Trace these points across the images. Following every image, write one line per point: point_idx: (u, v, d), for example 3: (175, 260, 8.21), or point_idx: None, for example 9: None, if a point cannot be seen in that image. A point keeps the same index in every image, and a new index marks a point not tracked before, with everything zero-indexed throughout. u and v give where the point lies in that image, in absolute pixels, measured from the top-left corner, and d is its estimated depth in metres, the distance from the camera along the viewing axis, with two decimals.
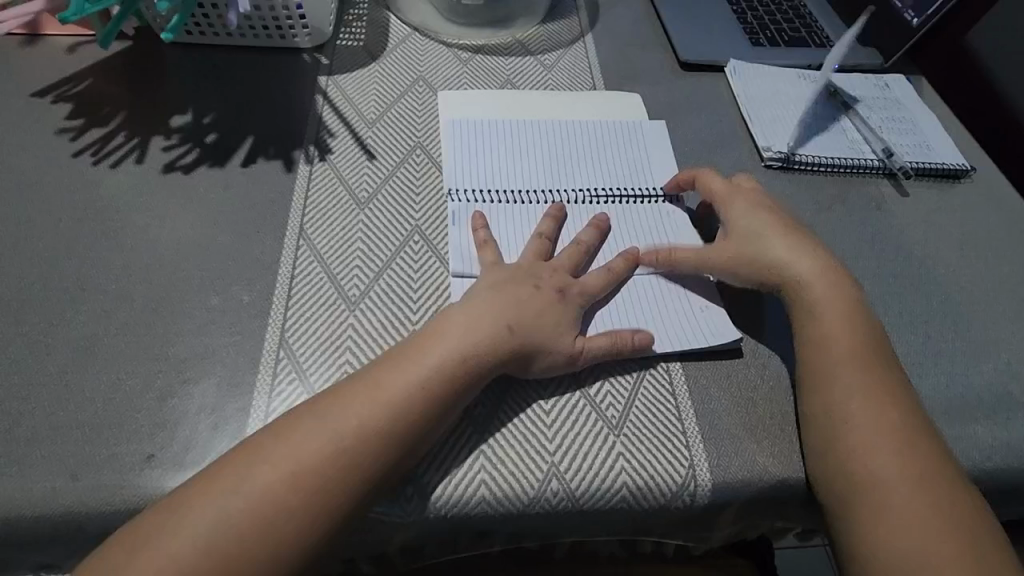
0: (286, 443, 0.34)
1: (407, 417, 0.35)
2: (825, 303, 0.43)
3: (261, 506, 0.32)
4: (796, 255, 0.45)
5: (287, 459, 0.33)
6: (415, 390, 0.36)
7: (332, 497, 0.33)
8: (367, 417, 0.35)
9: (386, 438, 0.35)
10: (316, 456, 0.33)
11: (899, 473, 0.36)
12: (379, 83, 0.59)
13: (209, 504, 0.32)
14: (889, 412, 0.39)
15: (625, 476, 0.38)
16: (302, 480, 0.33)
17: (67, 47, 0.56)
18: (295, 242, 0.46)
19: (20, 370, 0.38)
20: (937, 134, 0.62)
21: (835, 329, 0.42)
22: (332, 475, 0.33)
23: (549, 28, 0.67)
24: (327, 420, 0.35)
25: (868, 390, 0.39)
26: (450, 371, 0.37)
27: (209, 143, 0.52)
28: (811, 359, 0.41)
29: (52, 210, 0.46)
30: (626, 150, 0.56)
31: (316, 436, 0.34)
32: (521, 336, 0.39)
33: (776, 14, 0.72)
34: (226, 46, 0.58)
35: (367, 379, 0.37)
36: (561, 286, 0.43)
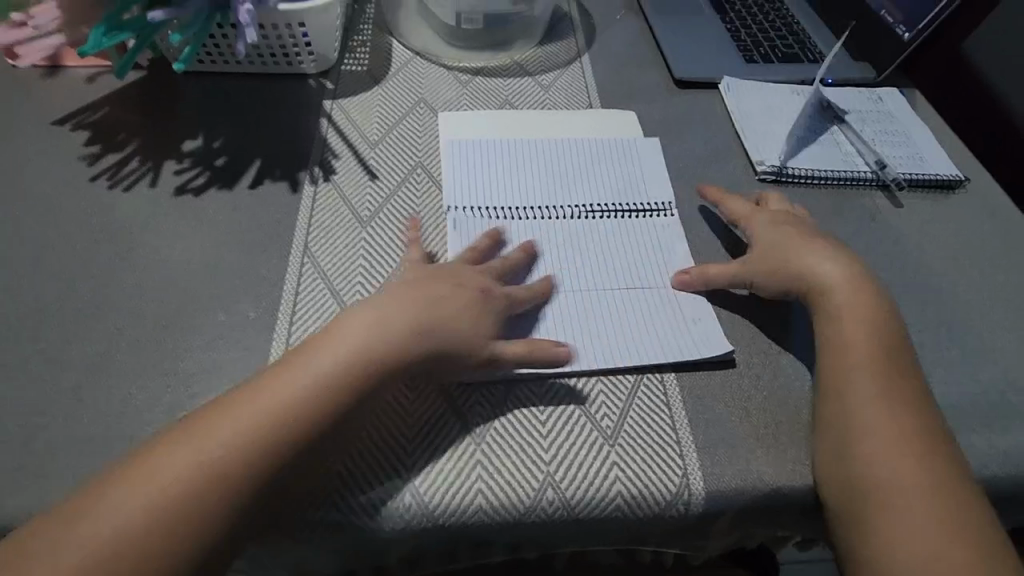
0: (199, 438, 0.34)
1: (310, 412, 0.35)
2: (850, 311, 0.43)
3: (177, 499, 0.32)
4: (822, 264, 0.46)
5: (202, 454, 0.34)
6: (323, 382, 0.36)
7: (249, 486, 0.33)
8: (276, 410, 0.35)
9: (298, 429, 0.35)
10: (228, 448, 0.34)
11: (901, 475, 0.37)
12: (382, 105, 0.61)
13: (122, 500, 0.32)
14: (897, 415, 0.39)
15: (619, 484, 0.39)
16: (213, 474, 0.33)
17: (86, 78, 0.59)
18: (300, 260, 0.48)
19: (39, 385, 0.40)
20: (931, 146, 0.63)
21: (854, 334, 0.42)
22: (245, 466, 0.34)
23: (547, 49, 0.70)
24: (233, 417, 0.35)
25: (880, 393, 0.40)
26: (353, 366, 0.37)
27: (219, 166, 0.54)
28: (828, 362, 0.42)
29: (69, 232, 0.48)
30: (622, 166, 0.57)
31: (225, 430, 0.34)
32: (428, 331, 0.39)
33: (770, 31, 0.74)
34: (235, 74, 0.61)
35: (277, 374, 0.37)
36: (483, 286, 0.43)
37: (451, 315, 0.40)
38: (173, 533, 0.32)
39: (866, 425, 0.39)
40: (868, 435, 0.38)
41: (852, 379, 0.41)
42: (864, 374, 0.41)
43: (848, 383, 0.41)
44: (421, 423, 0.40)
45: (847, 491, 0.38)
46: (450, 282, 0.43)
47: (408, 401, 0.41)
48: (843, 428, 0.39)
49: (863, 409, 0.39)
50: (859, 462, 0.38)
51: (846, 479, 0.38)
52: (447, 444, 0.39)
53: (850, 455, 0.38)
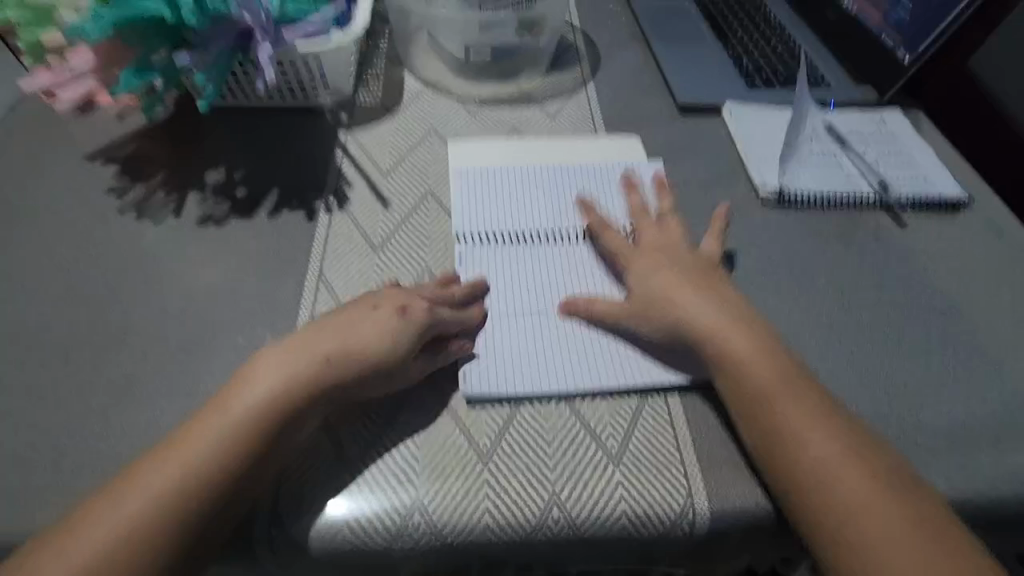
0: (156, 460, 0.36)
1: (228, 452, 0.36)
2: (717, 334, 0.43)
3: (142, 517, 0.34)
4: None
5: (161, 474, 0.35)
6: (265, 402, 0.38)
7: (204, 502, 0.35)
8: (223, 431, 0.37)
9: (246, 444, 0.37)
10: (183, 469, 0.36)
11: (859, 497, 0.36)
12: (394, 136, 0.64)
13: (72, 551, 0.33)
14: (838, 438, 0.39)
15: (624, 504, 0.39)
16: (171, 493, 0.35)
17: (115, 115, 0.63)
18: (316, 286, 0.50)
19: (69, 408, 0.42)
20: (934, 167, 0.64)
21: (754, 359, 0.42)
22: (198, 485, 0.35)
23: (553, 78, 0.72)
24: (163, 464, 0.36)
25: (810, 417, 0.39)
26: (270, 405, 0.38)
27: (239, 196, 0.57)
28: (738, 392, 0.41)
29: (99, 261, 0.51)
30: (625, 190, 0.59)
31: (179, 451, 0.36)
32: (339, 363, 0.40)
33: (772, 57, 0.75)
34: (256, 108, 0.64)
35: (225, 397, 0.38)
36: (401, 306, 0.44)
37: (373, 334, 0.42)
38: (141, 548, 0.34)
39: (815, 453, 0.38)
40: (814, 462, 0.38)
41: (779, 408, 0.40)
42: (783, 399, 0.40)
43: (780, 412, 0.40)
44: (429, 444, 0.41)
45: (811, 522, 0.37)
46: (367, 307, 0.44)
47: (418, 423, 0.42)
48: (786, 457, 0.38)
49: (804, 436, 0.39)
50: (816, 491, 0.37)
51: (809, 509, 0.37)
52: (454, 464, 0.41)
53: (803, 486, 0.37)
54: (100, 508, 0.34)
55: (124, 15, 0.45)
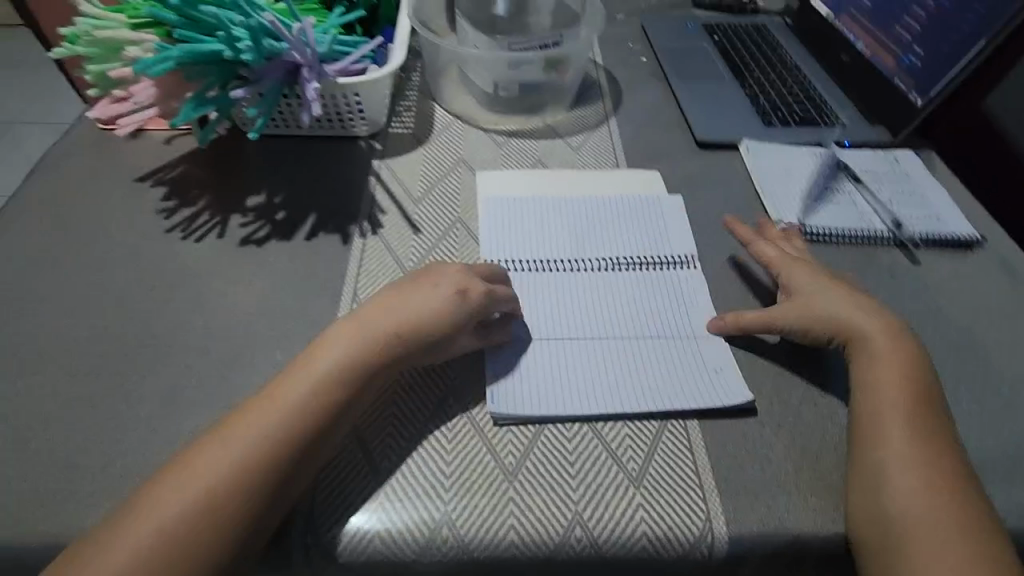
0: (209, 450, 0.38)
1: (304, 420, 0.40)
2: (888, 358, 0.46)
3: (200, 502, 0.36)
4: (859, 315, 0.49)
5: (216, 463, 0.37)
6: (319, 385, 0.41)
7: (264, 483, 0.37)
8: (280, 414, 0.40)
9: (302, 425, 0.39)
10: (240, 454, 0.38)
11: (932, 515, 0.39)
12: (425, 165, 0.67)
13: (142, 524, 0.35)
14: (935, 459, 0.41)
15: (644, 525, 0.41)
16: (232, 470, 0.37)
17: (164, 139, 0.67)
18: (349, 306, 0.53)
19: (117, 415, 0.45)
20: (947, 206, 0.66)
21: (893, 380, 0.45)
22: (257, 467, 0.38)
23: (576, 113, 0.75)
24: (238, 434, 0.39)
25: (918, 435, 0.42)
26: (347, 375, 0.42)
27: (278, 219, 0.60)
28: (867, 401, 0.45)
29: (147, 278, 0.54)
30: (647, 222, 0.61)
31: (234, 439, 0.38)
32: (405, 338, 0.45)
33: (788, 96, 0.78)
34: (295, 136, 0.68)
35: (274, 390, 0.41)
36: (460, 286, 0.47)
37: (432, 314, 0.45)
38: (198, 534, 0.35)
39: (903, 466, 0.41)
40: (905, 475, 0.40)
41: (886, 422, 0.43)
42: (898, 414, 0.43)
43: (885, 426, 0.43)
44: (457, 461, 0.43)
45: (873, 528, 0.40)
46: (428, 285, 0.48)
47: (446, 440, 0.44)
48: (879, 467, 0.41)
49: (896, 448, 0.42)
50: (895, 500, 0.40)
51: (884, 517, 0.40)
52: (480, 481, 0.42)
53: (889, 494, 0.40)
54: (148, 506, 0.36)
55: (187, 53, 0.49)
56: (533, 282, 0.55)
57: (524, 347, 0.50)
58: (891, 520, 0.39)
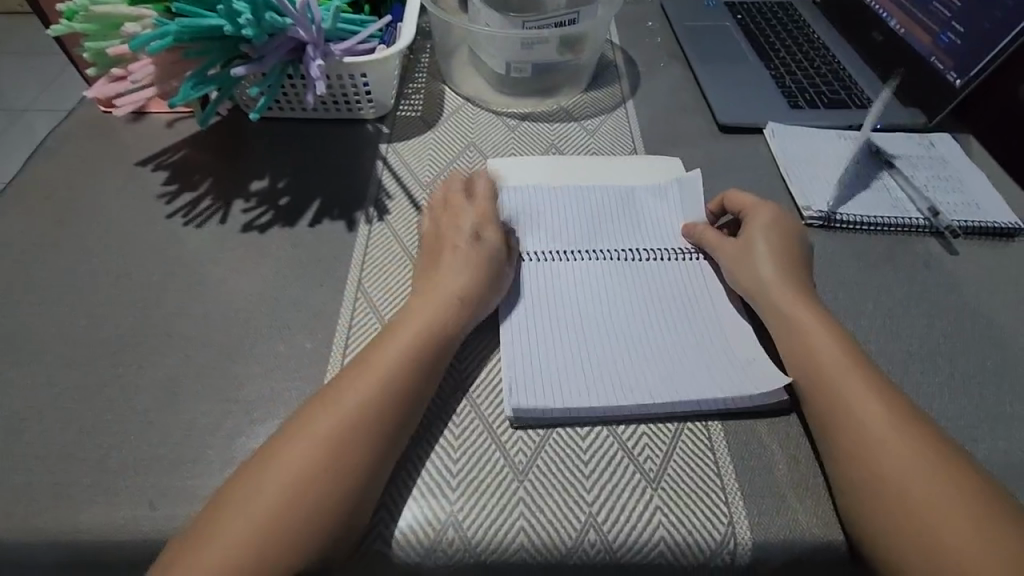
0: (258, 480, 0.36)
1: (371, 420, 0.38)
2: (821, 338, 0.44)
3: (261, 541, 0.34)
4: (790, 276, 0.49)
5: (266, 495, 0.35)
6: (379, 388, 0.40)
7: (333, 512, 0.35)
8: (336, 429, 0.38)
9: (370, 442, 0.38)
10: (301, 482, 0.36)
11: (926, 504, 0.36)
12: (434, 149, 0.64)
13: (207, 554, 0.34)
14: (897, 419, 0.39)
15: (663, 530, 0.38)
16: (294, 487, 0.35)
17: (166, 123, 0.65)
18: (354, 295, 0.50)
19: (115, 407, 0.43)
20: (986, 193, 0.62)
21: (842, 357, 0.43)
22: (315, 485, 0.36)
23: (592, 95, 0.72)
24: (299, 448, 0.37)
25: (889, 416, 0.39)
26: (418, 347, 0.43)
27: (283, 205, 0.58)
28: (804, 370, 0.43)
29: (146, 264, 0.52)
30: (667, 212, 0.58)
31: (285, 464, 0.36)
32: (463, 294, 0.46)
33: (815, 78, 0.74)
34: (301, 119, 0.65)
35: (324, 407, 0.39)
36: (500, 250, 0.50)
37: (465, 279, 0.47)
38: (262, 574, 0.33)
39: (873, 452, 0.38)
40: (880, 460, 0.38)
41: (845, 403, 0.40)
42: (856, 392, 0.41)
43: (843, 409, 0.40)
44: (464, 459, 0.41)
45: (871, 526, 0.36)
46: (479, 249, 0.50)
47: (453, 437, 0.42)
48: (858, 458, 0.38)
49: (862, 429, 0.39)
50: (877, 485, 0.37)
51: (869, 510, 0.37)
52: (489, 480, 0.40)
53: (870, 486, 0.37)
54: (198, 545, 0.34)
55: (185, 28, 0.47)
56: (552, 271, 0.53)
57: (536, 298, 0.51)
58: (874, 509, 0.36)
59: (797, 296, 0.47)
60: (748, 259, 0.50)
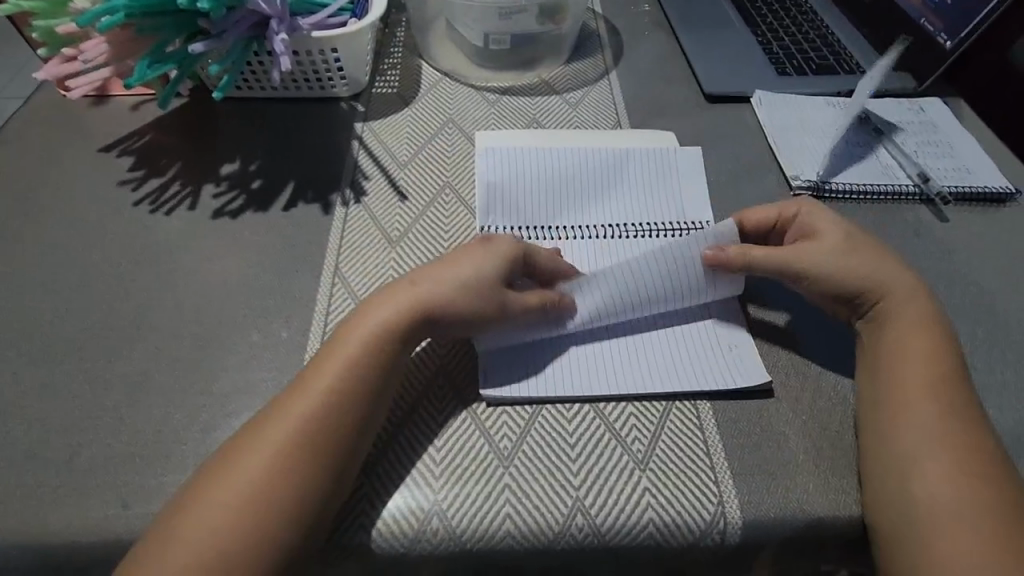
0: (231, 472, 0.34)
1: (328, 421, 0.36)
2: (907, 324, 0.42)
3: (224, 544, 0.32)
4: (877, 272, 0.44)
5: (241, 486, 0.34)
6: (338, 388, 0.37)
7: (311, 505, 0.34)
8: (304, 414, 0.36)
9: (337, 426, 0.36)
10: (269, 473, 0.34)
11: (947, 498, 0.35)
12: (412, 127, 0.62)
13: (174, 556, 0.32)
14: (948, 422, 0.38)
15: (651, 512, 0.38)
16: (253, 491, 0.34)
17: (130, 106, 0.62)
18: (331, 280, 0.49)
19: (83, 404, 0.41)
20: (977, 158, 0.61)
21: (920, 347, 0.41)
22: (275, 487, 0.34)
23: (574, 67, 0.70)
24: (255, 450, 0.35)
25: (939, 410, 0.38)
26: (378, 343, 0.39)
27: (254, 188, 0.56)
28: (875, 364, 0.42)
29: (113, 254, 0.50)
30: (656, 181, 0.56)
31: (255, 455, 0.35)
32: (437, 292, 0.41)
33: (803, 43, 0.72)
34: (271, 98, 0.63)
35: (298, 390, 0.37)
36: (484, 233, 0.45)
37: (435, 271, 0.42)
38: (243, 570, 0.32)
39: (909, 444, 0.37)
40: (915, 451, 0.37)
41: (892, 401, 0.39)
42: (909, 389, 0.39)
43: (901, 397, 0.39)
44: (448, 447, 0.40)
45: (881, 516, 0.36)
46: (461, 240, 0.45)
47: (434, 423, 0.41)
48: (887, 450, 0.38)
49: (906, 419, 0.38)
50: (900, 474, 0.37)
51: (883, 502, 0.37)
52: (473, 465, 0.39)
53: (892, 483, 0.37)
54: (166, 546, 0.33)
55: None
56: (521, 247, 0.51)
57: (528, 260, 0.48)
58: (891, 495, 0.37)
59: (884, 292, 0.44)
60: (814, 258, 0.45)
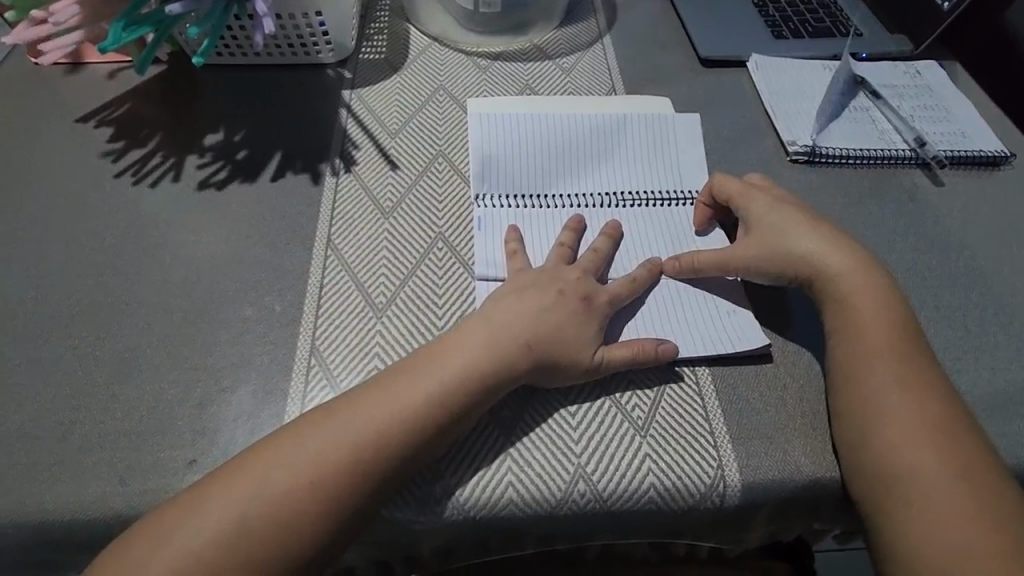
0: (268, 458, 0.35)
1: (389, 443, 0.35)
2: (862, 293, 0.42)
3: (246, 529, 0.33)
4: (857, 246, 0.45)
5: (283, 472, 0.34)
6: (407, 419, 0.36)
7: (352, 493, 0.34)
8: (394, 427, 0.36)
9: (399, 451, 0.35)
10: (332, 455, 0.35)
11: (928, 462, 0.36)
12: (401, 94, 0.60)
13: (184, 532, 0.32)
14: (922, 390, 0.39)
15: (652, 477, 0.38)
16: (291, 487, 0.34)
17: (106, 73, 0.59)
18: (324, 252, 0.48)
19: (73, 382, 0.40)
20: (972, 121, 0.61)
21: (876, 312, 0.42)
22: (311, 486, 0.34)
23: (567, 31, 0.67)
24: (304, 444, 0.35)
25: (909, 376, 0.39)
26: (460, 379, 0.37)
27: (241, 159, 0.54)
28: (852, 335, 0.41)
29: (97, 228, 0.49)
30: (653, 148, 0.55)
31: (325, 435, 0.35)
32: (525, 331, 0.40)
33: (800, 5, 0.70)
34: (253, 65, 0.60)
35: (390, 385, 0.37)
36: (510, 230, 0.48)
37: (524, 305, 0.41)
38: (257, 552, 0.32)
39: (893, 412, 0.38)
40: (893, 416, 0.38)
41: (869, 370, 0.40)
42: (884, 357, 0.40)
43: (870, 363, 0.40)
44: None
45: (864, 481, 0.37)
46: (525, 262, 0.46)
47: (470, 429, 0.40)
48: (868, 416, 0.38)
49: (881, 390, 0.39)
50: (884, 447, 0.37)
51: (867, 470, 0.37)
52: (477, 438, 0.39)
53: (875, 448, 0.37)
54: (171, 524, 0.33)
55: None
56: (505, 221, 0.50)
57: (549, 233, 0.49)
58: (875, 470, 0.37)
59: (858, 266, 0.44)
60: (797, 228, 0.46)
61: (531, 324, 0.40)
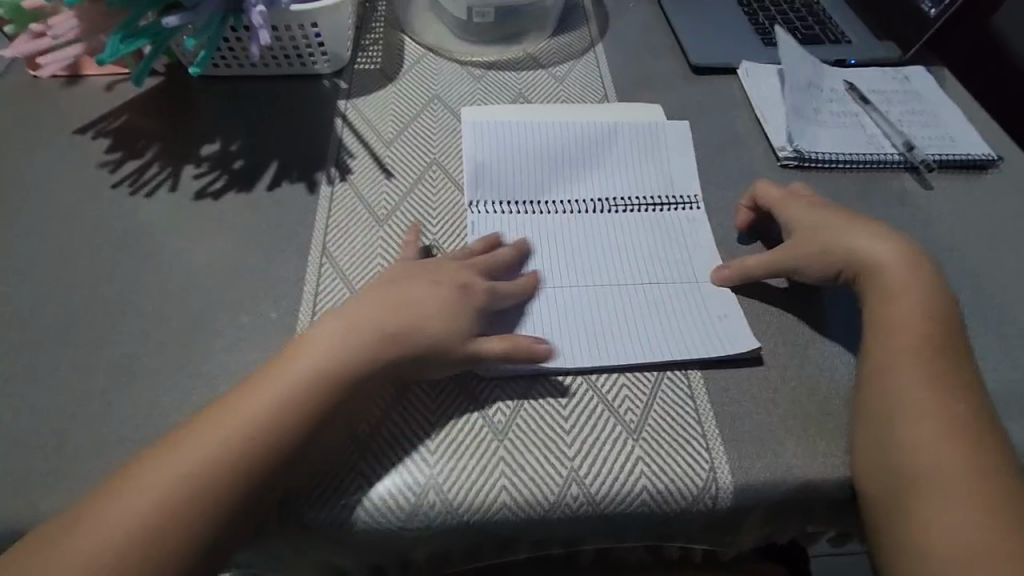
0: (181, 442, 0.35)
1: (295, 411, 0.36)
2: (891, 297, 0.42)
3: (161, 511, 0.33)
4: (859, 249, 0.45)
5: (198, 453, 0.34)
6: (308, 386, 0.37)
7: (262, 462, 0.35)
8: (295, 395, 0.36)
9: (304, 417, 0.36)
10: (237, 428, 0.35)
11: (948, 461, 0.36)
12: (396, 104, 0.60)
13: (103, 518, 0.32)
14: (945, 392, 0.39)
15: (645, 480, 0.38)
16: (202, 464, 0.34)
17: (104, 85, 0.60)
18: (319, 259, 0.48)
19: (70, 389, 0.41)
20: (961, 125, 0.61)
21: (908, 315, 0.42)
22: (224, 461, 0.34)
23: (560, 40, 0.68)
24: (212, 425, 0.35)
25: (935, 377, 0.39)
26: (353, 346, 0.38)
27: (236, 168, 0.54)
28: (881, 336, 0.42)
29: (95, 237, 0.49)
30: (645, 154, 0.55)
31: (231, 411, 0.36)
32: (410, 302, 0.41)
33: (790, 13, 0.71)
34: (250, 76, 0.61)
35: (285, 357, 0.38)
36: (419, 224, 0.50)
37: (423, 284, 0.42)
38: (169, 529, 0.32)
39: (915, 411, 0.38)
40: (915, 416, 0.38)
41: (895, 369, 0.40)
42: (913, 359, 0.40)
43: (898, 364, 0.40)
44: (440, 422, 0.40)
45: (879, 477, 0.37)
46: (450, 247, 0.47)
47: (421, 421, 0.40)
48: (890, 414, 0.39)
49: (904, 389, 0.39)
50: (902, 444, 0.37)
51: (884, 465, 0.37)
52: (471, 441, 0.39)
53: (895, 445, 0.37)
54: (93, 514, 0.32)
55: None
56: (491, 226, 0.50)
57: (543, 239, 0.50)
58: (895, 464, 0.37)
59: (889, 270, 0.44)
60: (825, 235, 0.46)
61: (426, 299, 0.41)
